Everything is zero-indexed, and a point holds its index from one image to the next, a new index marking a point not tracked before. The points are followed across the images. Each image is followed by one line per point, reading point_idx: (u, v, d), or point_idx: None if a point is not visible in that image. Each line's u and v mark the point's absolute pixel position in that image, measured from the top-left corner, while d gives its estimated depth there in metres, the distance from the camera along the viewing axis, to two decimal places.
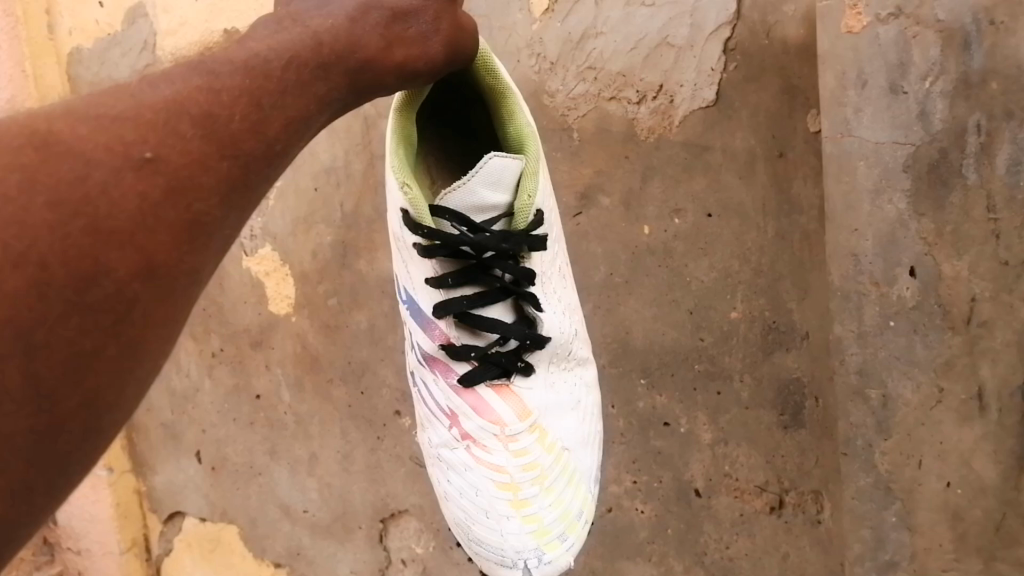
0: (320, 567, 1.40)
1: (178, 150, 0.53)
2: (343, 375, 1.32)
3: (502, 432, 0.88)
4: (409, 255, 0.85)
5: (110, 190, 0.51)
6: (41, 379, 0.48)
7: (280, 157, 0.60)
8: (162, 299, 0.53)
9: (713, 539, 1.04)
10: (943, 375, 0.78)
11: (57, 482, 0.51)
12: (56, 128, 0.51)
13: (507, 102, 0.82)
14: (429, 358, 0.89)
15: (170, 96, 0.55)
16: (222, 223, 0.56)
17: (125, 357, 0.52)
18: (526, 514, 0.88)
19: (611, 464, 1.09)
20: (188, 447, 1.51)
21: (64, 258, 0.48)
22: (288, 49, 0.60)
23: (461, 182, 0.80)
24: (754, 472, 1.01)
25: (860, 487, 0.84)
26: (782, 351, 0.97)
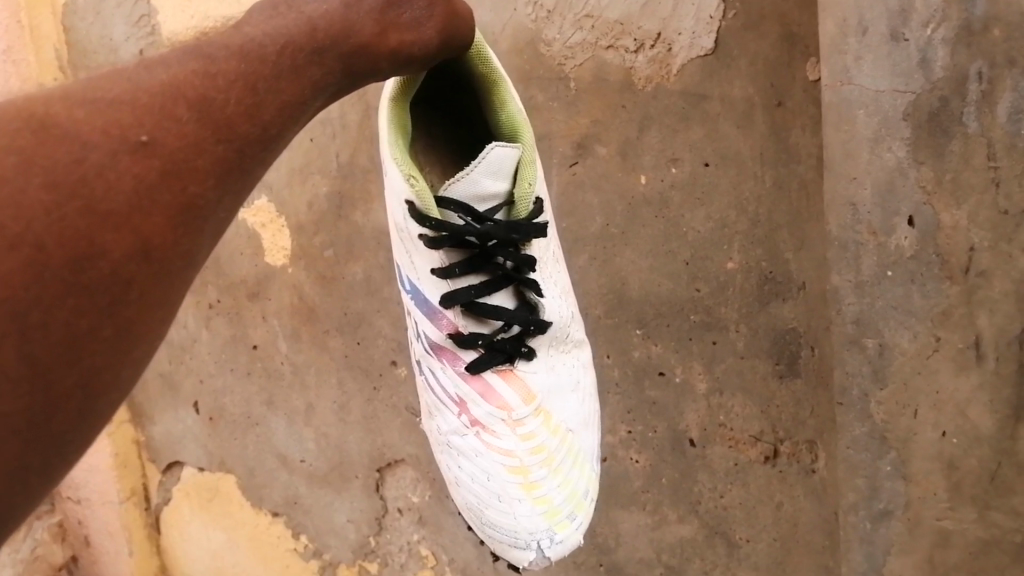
0: (317, 516, 1.42)
1: (174, 133, 0.53)
2: (339, 327, 1.32)
3: (509, 417, 0.89)
4: (413, 246, 0.86)
5: (107, 171, 0.50)
6: (39, 360, 0.47)
7: (275, 141, 0.59)
8: (158, 281, 0.53)
9: (708, 488, 1.05)
10: (941, 325, 0.78)
11: (53, 462, 0.50)
12: (53, 111, 0.51)
13: (500, 91, 0.83)
14: (435, 346, 0.89)
15: (166, 80, 0.55)
16: (215, 206, 0.56)
17: (121, 340, 0.51)
18: (537, 496, 0.89)
19: (607, 413, 1.10)
20: (186, 398, 1.52)
21: (59, 239, 0.48)
22: (282, 34, 0.60)
23: (465, 172, 0.82)
24: (749, 422, 1.01)
25: (855, 435, 0.85)
26: (778, 301, 0.97)
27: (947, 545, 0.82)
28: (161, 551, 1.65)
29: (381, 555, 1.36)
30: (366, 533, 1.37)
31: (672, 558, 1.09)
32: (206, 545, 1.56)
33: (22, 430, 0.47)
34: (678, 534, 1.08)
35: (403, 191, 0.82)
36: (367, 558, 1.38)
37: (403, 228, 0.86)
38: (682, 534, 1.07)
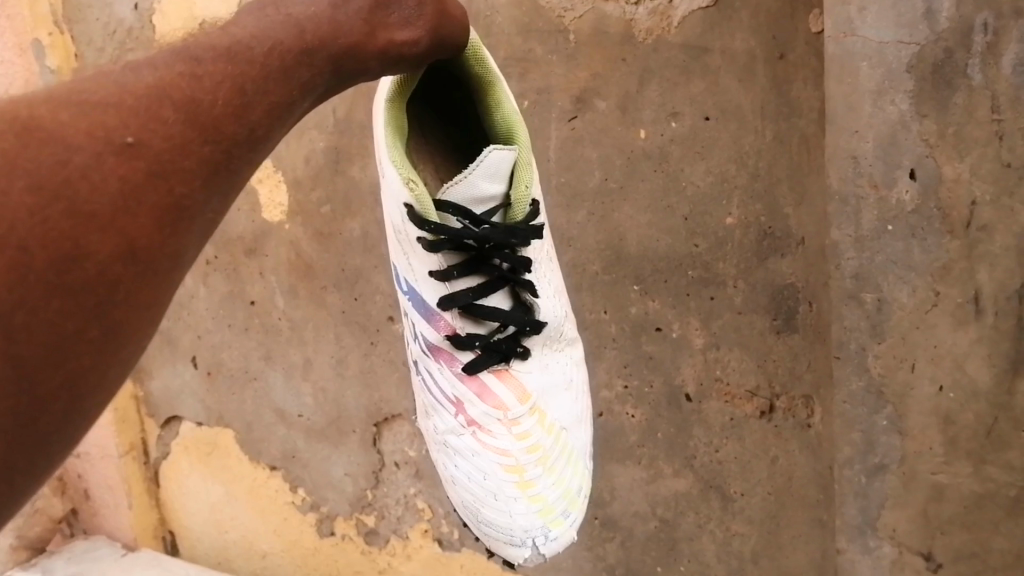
0: (315, 470, 1.43)
1: (162, 133, 0.49)
2: (336, 282, 1.31)
3: (506, 416, 0.86)
4: (411, 247, 0.82)
5: (91, 174, 0.46)
6: (23, 358, 0.43)
7: (263, 143, 0.54)
8: (146, 283, 0.48)
9: (703, 442, 1.05)
10: (940, 280, 0.78)
11: (38, 463, 0.46)
12: (38, 113, 0.46)
13: (496, 91, 0.80)
14: (433, 346, 0.86)
15: (153, 81, 0.50)
16: (207, 203, 0.51)
17: (108, 344, 0.47)
18: (532, 495, 0.87)
19: (603, 368, 1.10)
20: (184, 353, 1.52)
21: (43, 241, 0.44)
22: (270, 37, 0.54)
23: (464, 173, 0.78)
24: (745, 376, 1.01)
25: (852, 390, 0.85)
26: (777, 257, 0.96)
27: (942, 499, 0.82)
28: (162, 504, 1.65)
29: (378, 509, 1.37)
30: (363, 487, 1.38)
31: (667, 511, 1.10)
32: (206, 498, 1.58)
33: (7, 432, 0.44)
34: (673, 488, 1.09)
35: (399, 193, 0.78)
36: (365, 511, 1.39)
37: (400, 231, 0.82)
38: (677, 489, 1.08)
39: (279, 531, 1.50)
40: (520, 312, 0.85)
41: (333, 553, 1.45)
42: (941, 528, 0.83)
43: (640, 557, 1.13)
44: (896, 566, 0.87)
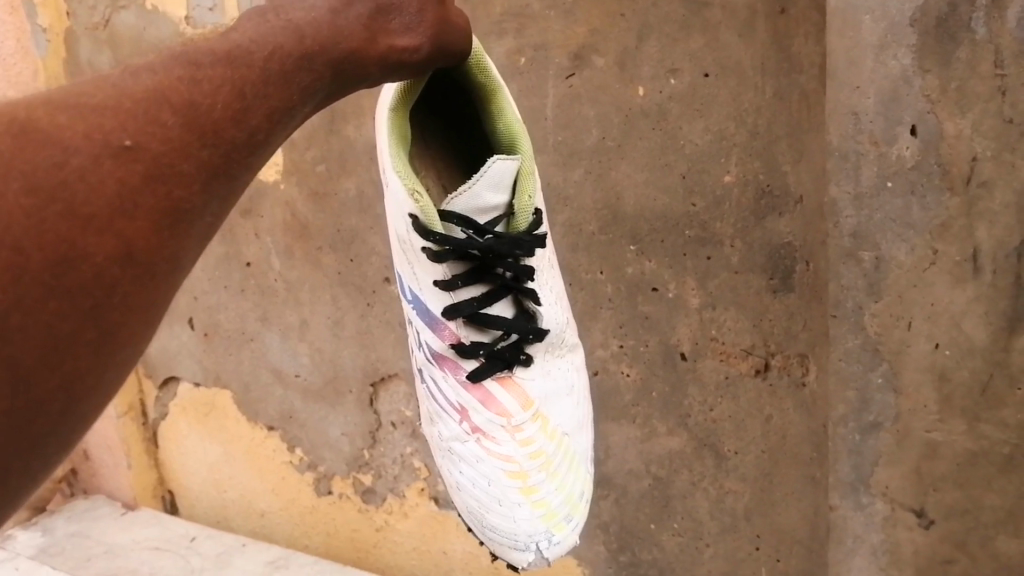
0: (312, 430, 1.43)
1: (162, 135, 0.48)
2: (332, 243, 1.31)
3: (509, 422, 0.85)
4: (415, 256, 0.81)
5: (87, 176, 0.45)
6: (18, 360, 0.43)
7: (263, 148, 0.52)
8: (143, 288, 0.48)
9: (698, 401, 1.06)
10: (939, 237, 0.78)
11: (33, 464, 0.46)
12: (36, 115, 0.46)
13: (497, 100, 0.79)
14: (437, 354, 0.85)
15: (153, 85, 0.49)
16: (207, 207, 0.50)
17: (104, 348, 0.46)
18: (535, 499, 0.85)
19: (599, 328, 1.10)
20: (181, 314, 1.52)
21: (39, 243, 0.43)
22: (269, 42, 0.53)
23: (468, 185, 0.78)
24: (740, 335, 1.01)
25: (847, 348, 0.85)
26: (774, 216, 0.95)
27: (935, 457, 0.83)
28: (161, 464, 1.66)
29: (375, 468, 1.38)
30: (360, 446, 1.39)
31: (661, 470, 1.10)
32: (204, 458, 1.58)
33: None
34: (667, 447, 1.09)
35: (403, 204, 0.78)
36: (361, 470, 1.40)
37: (404, 241, 0.81)
38: (672, 447, 1.09)
39: (277, 491, 1.50)
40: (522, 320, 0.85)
41: (330, 511, 1.45)
42: (935, 486, 0.84)
43: (634, 514, 1.14)
44: (888, 522, 0.87)
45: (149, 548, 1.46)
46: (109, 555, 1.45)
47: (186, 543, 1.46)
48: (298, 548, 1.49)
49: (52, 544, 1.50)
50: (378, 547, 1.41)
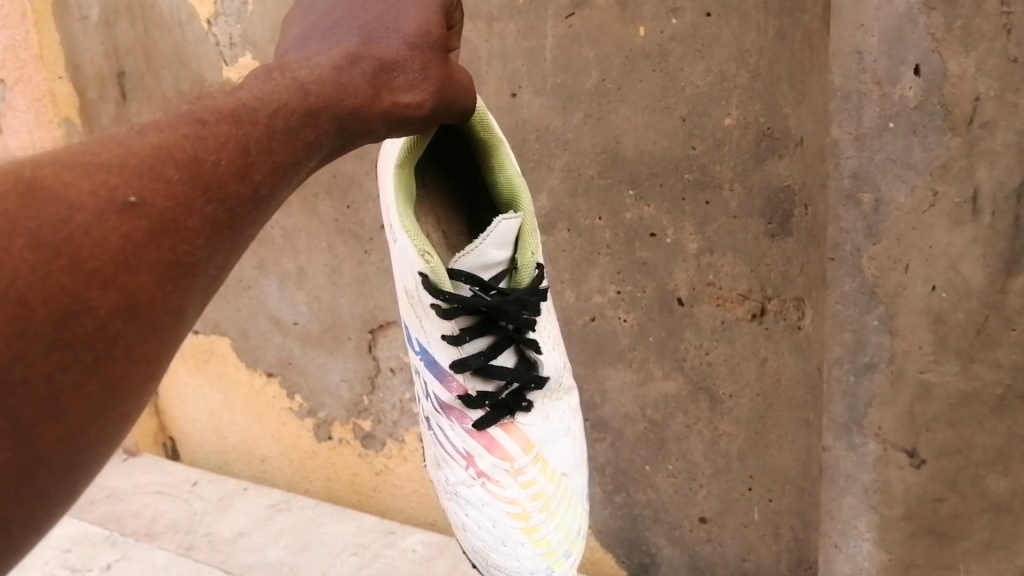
0: (311, 376, 1.44)
1: (165, 191, 0.47)
2: (329, 189, 1.30)
3: (512, 466, 0.84)
4: (424, 311, 0.79)
5: (92, 232, 0.45)
6: (21, 414, 0.43)
7: (266, 202, 0.52)
8: (145, 341, 0.47)
9: (694, 345, 1.06)
10: (939, 179, 0.78)
11: (35, 518, 0.46)
12: (40, 173, 0.45)
13: (499, 153, 0.78)
14: (444, 402, 0.84)
15: (158, 142, 0.49)
16: (210, 258, 0.50)
17: (106, 401, 0.46)
18: (537, 539, 0.85)
19: (597, 275, 1.10)
20: None
21: (42, 297, 0.43)
22: (273, 101, 0.53)
23: (476, 244, 0.76)
24: (737, 280, 1.01)
25: (844, 291, 0.86)
26: (774, 159, 0.95)
27: (928, 397, 0.84)
28: (161, 412, 1.66)
29: (374, 413, 1.39)
30: (359, 392, 1.40)
31: (657, 413, 1.12)
32: (203, 406, 1.59)
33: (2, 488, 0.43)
34: (663, 390, 1.10)
35: (411, 260, 0.76)
36: (361, 416, 1.41)
37: (411, 296, 0.79)
38: (667, 391, 1.10)
39: (277, 437, 1.52)
40: (523, 368, 0.83)
41: (330, 457, 1.47)
42: (927, 426, 0.85)
43: (629, 456, 1.16)
44: (880, 462, 0.89)
45: (151, 492, 1.47)
46: (111, 500, 1.45)
47: (188, 487, 1.47)
48: (299, 493, 1.52)
49: None
50: (377, 491, 1.43)
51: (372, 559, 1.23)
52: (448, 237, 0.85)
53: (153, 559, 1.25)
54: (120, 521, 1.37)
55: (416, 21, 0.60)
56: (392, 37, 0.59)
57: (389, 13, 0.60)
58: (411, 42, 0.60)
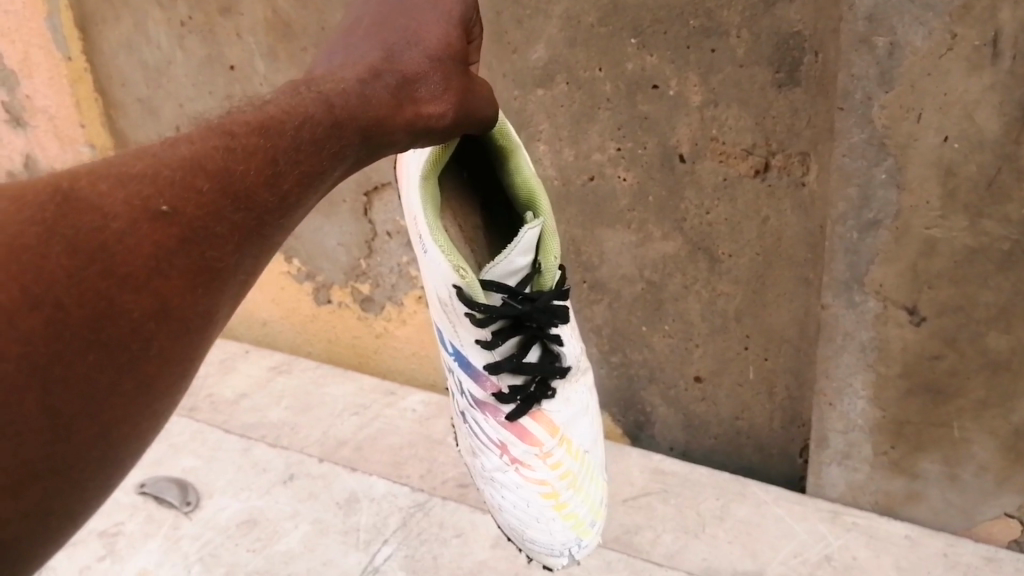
0: (308, 240, 1.41)
1: (195, 200, 0.51)
2: (318, 45, 1.16)
3: (540, 450, 0.79)
4: (457, 318, 0.74)
5: (125, 239, 0.49)
6: (60, 412, 0.47)
7: (292, 211, 0.56)
8: (178, 341, 0.51)
9: (694, 204, 1.01)
10: (959, 21, 0.73)
11: (73, 506, 0.49)
12: (80, 185, 0.50)
13: (512, 154, 0.75)
14: (478, 398, 0.79)
15: (187, 155, 0.53)
16: (240, 260, 0.53)
17: (141, 397, 0.50)
18: (567, 513, 0.81)
19: (596, 131, 1.03)
20: (168, 124, 1.37)
21: (79, 301, 0.47)
22: (301, 111, 0.57)
23: (507, 254, 0.71)
24: (742, 135, 0.95)
25: (852, 143, 0.82)
26: (785, 2, 0.87)
27: (933, 254, 0.84)
28: None
29: (373, 277, 1.37)
30: (357, 257, 1.37)
31: (655, 274, 1.08)
32: None
33: (41, 480, 0.47)
34: (661, 252, 1.06)
35: (446, 274, 0.71)
36: (360, 280, 1.39)
37: (444, 305, 0.74)
38: (666, 251, 1.06)
39: (277, 301, 1.51)
40: (547, 360, 0.77)
41: (331, 320, 1.47)
42: (929, 283, 0.85)
43: (626, 318, 1.13)
44: (879, 320, 0.90)
45: None
46: None
47: None
48: (301, 355, 1.52)
49: None
50: (378, 353, 1.44)
51: (372, 419, 1.24)
52: (466, 231, 0.79)
53: None
54: None
55: (437, 35, 0.65)
56: (413, 51, 0.64)
57: (409, 29, 0.65)
58: (431, 55, 0.64)
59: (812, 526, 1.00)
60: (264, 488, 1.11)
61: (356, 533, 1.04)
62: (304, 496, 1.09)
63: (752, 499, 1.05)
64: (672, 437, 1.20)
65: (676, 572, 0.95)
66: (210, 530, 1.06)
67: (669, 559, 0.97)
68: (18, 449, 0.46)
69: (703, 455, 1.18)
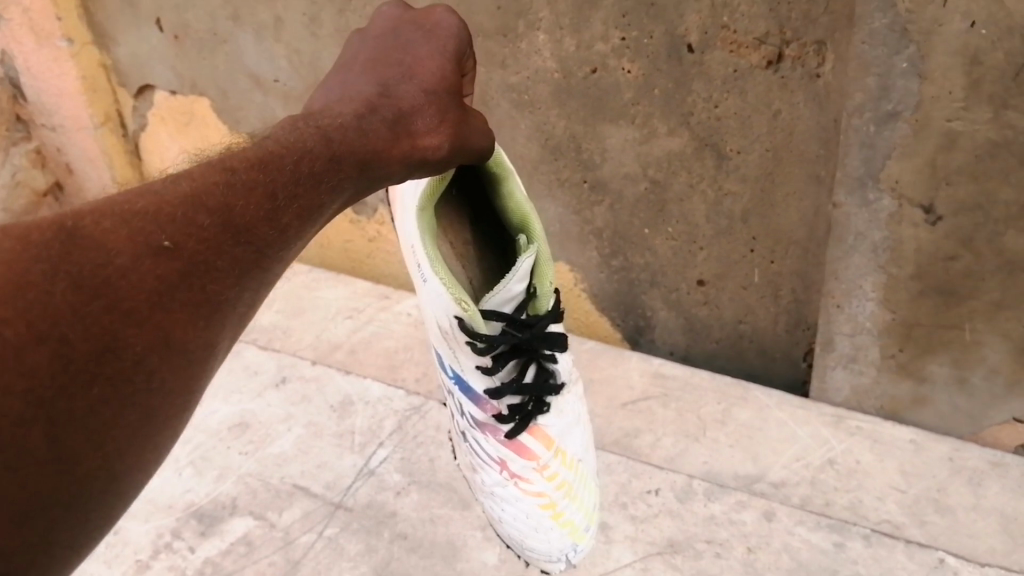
0: None
1: (197, 235, 0.52)
2: None
3: (536, 463, 0.78)
4: (457, 344, 0.73)
5: (128, 275, 0.50)
6: (63, 444, 0.48)
7: (290, 243, 0.57)
8: (181, 373, 0.53)
9: (702, 98, 0.95)
10: None
11: (77, 536, 0.51)
12: (82, 219, 0.51)
13: (506, 179, 0.74)
14: (478, 418, 0.78)
15: (187, 191, 0.54)
16: (239, 293, 0.55)
17: (145, 429, 0.52)
18: (563, 521, 0.80)
19: (598, 20, 0.96)
20: (147, 16, 1.31)
21: (85, 337, 0.48)
22: (299, 147, 0.58)
23: (507, 280, 0.70)
24: (754, 23, 0.88)
25: (873, 29, 0.78)
26: None
27: (953, 148, 0.80)
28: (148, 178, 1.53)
29: None
30: None
31: (658, 173, 1.03)
32: None
33: (50, 511, 0.48)
34: (666, 149, 1.01)
35: (447, 304, 0.70)
36: None
37: (445, 332, 0.74)
38: (671, 148, 1.01)
39: None
40: (543, 378, 0.75)
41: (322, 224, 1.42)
42: (947, 180, 0.82)
43: (628, 219, 1.09)
44: (893, 219, 0.87)
45: None
46: None
47: None
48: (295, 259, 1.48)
49: None
50: (371, 258, 1.41)
51: (366, 322, 1.21)
52: (456, 247, 0.78)
53: None
54: None
55: (432, 69, 0.66)
56: (408, 84, 0.65)
57: (404, 63, 0.66)
58: (427, 89, 0.65)
59: (815, 430, 0.99)
60: (256, 391, 1.10)
61: (351, 436, 1.02)
62: (297, 399, 1.08)
63: (753, 403, 1.03)
64: (673, 341, 1.17)
65: (677, 475, 0.94)
66: (201, 434, 1.05)
67: (669, 463, 0.96)
68: (25, 482, 0.47)
69: (705, 359, 1.17)
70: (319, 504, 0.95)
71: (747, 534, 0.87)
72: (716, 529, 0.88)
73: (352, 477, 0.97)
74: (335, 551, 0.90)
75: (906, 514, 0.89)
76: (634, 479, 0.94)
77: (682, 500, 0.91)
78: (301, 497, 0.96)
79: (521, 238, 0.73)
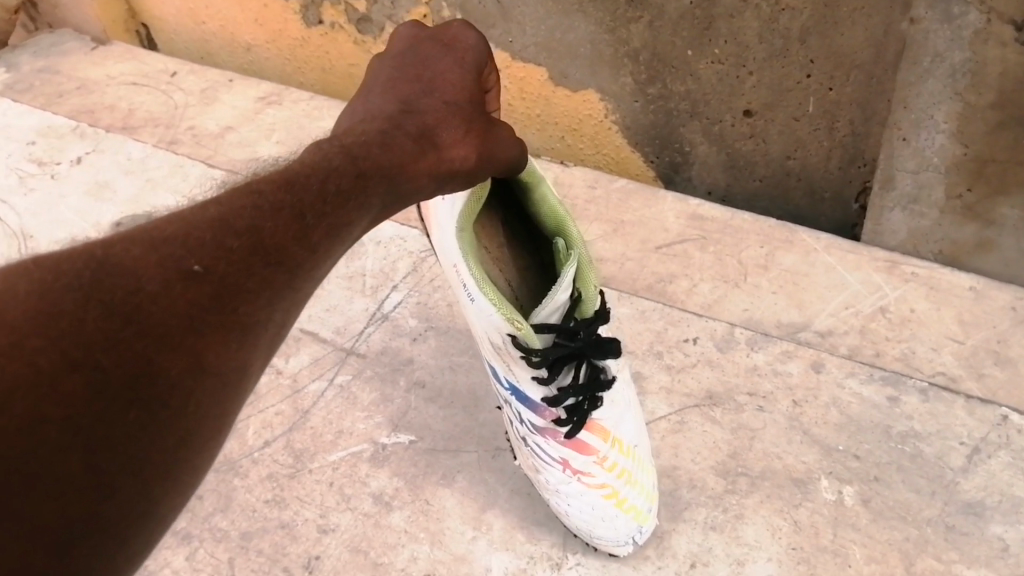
0: None
1: (227, 258, 0.41)
2: None
3: (596, 456, 0.65)
4: (512, 359, 0.61)
5: (158, 301, 0.39)
6: (103, 471, 0.36)
7: (325, 264, 0.45)
8: (218, 400, 0.40)
9: None
10: None
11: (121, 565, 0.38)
12: (112, 245, 0.40)
13: (537, 184, 0.61)
14: (536, 424, 0.65)
15: (215, 212, 0.42)
16: (272, 312, 0.42)
17: (187, 452, 0.39)
18: (629, 507, 0.68)
19: None
20: None
21: (118, 361, 0.37)
22: (321, 164, 0.47)
23: (552, 292, 0.58)
24: None
25: None
26: None
27: None
28: None
29: None
30: None
31: None
32: None
33: (86, 538, 0.36)
34: None
35: (497, 322, 0.58)
36: None
37: (499, 348, 0.61)
38: None
39: (262, 23, 1.29)
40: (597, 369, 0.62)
41: (324, 46, 1.26)
42: None
43: (669, 39, 0.97)
44: (979, 38, 0.75)
45: (126, 83, 1.30)
46: (83, 93, 1.29)
47: (167, 79, 1.30)
48: (293, 86, 1.34)
49: (19, 82, 1.33)
50: None
51: None
52: (491, 250, 0.65)
53: (127, 152, 1.17)
54: (92, 114, 1.24)
55: (456, 82, 0.55)
56: (429, 98, 0.54)
57: (424, 78, 0.55)
58: (449, 101, 0.55)
59: (867, 276, 0.91)
60: None
61: (362, 279, 0.95)
62: None
63: (800, 246, 0.95)
64: (711, 180, 1.08)
65: (718, 324, 0.87)
66: None
67: (707, 309, 0.89)
68: (63, 507, 0.35)
69: (745, 199, 1.08)
70: (329, 350, 0.89)
71: (793, 387, 0.81)
72: (759, 381, 0.82)
73: (364, 321, 0.91)
74: (347, 400, 0.84)
75: (963, 365, 0.82)
76: (669, 327, 0.88)
77: (721, 350, 0.85)
78: (309, 342, 0.90)
79: (559, 243, 0.61)
